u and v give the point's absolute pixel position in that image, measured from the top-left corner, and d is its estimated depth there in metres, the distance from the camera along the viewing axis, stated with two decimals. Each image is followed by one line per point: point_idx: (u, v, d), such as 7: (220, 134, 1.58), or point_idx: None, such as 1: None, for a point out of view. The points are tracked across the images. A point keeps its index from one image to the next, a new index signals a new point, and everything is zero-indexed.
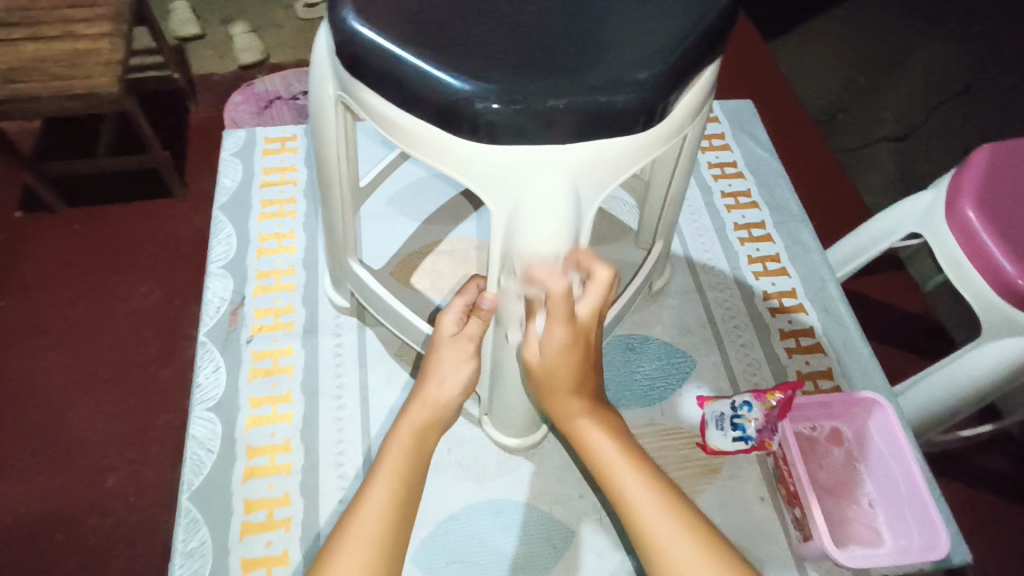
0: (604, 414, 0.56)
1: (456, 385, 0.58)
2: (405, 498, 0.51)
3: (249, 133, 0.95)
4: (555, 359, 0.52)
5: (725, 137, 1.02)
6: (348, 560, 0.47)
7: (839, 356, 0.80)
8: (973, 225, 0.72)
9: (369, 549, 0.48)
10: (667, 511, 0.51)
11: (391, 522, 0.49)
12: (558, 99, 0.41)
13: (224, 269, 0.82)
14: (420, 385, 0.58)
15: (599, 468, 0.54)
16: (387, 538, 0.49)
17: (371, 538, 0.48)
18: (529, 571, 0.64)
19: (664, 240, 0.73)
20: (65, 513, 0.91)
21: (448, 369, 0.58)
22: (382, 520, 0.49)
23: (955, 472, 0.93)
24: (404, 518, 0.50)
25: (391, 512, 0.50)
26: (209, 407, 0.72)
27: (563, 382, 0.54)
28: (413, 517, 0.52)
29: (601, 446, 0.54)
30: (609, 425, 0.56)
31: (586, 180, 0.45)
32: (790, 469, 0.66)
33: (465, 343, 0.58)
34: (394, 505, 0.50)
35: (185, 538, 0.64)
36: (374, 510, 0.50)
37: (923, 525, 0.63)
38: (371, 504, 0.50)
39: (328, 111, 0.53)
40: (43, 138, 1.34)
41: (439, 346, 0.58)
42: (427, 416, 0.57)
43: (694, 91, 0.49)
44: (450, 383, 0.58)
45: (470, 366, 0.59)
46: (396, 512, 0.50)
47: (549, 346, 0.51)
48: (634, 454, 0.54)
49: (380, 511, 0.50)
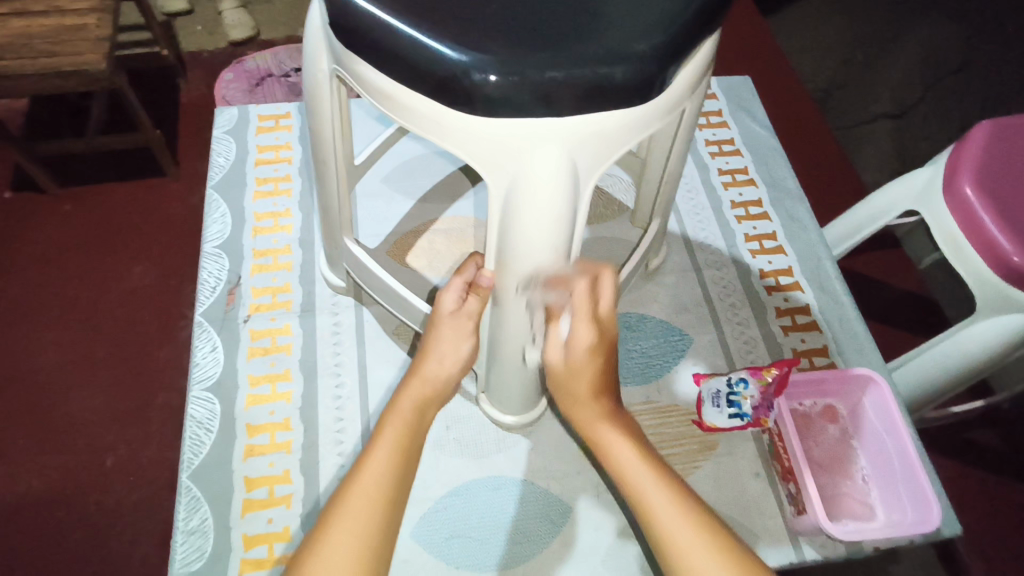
0: (634, 436, 0.58)
1: (456, 361, 0.59)
2: (399, 470, 0.52)
3: (242, 110, 0.94)
4: (580, 360, 0.58)
5: (723, 114, 1.01)
6: (345, 528, 0.48)
7: (834, 334, 0.80)
8: (970, 201, 0.72)
9: (365, 520, 0.48)
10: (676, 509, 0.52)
11: (389, 489, 0.50)
12: (557, 72, 0.41)
13: (219, 248, 0.81)
14: (419, 360, 0.59)
15: (615, 466, 0.57)
16: (383, 511, 0.49)
17: (366, 511, 0.49)
18: (527, 546, 0.65)
19: (661, 217, 0.73)
20: (65, 490, 0.92)
21: (447, 342, 0.59)
22: (380, 493, 0.50)
23: (946, 447, 0.95)
24: (401, 488, 0.51)
25: (389, 483, 0.51)
26: (207, 386, 0.72)
27: (589, 385, 0.58)
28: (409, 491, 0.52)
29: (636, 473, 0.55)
30: (643, 450, 0.57)
31: (585, 154, 0.45)
32: (786, 444, 0.67)
33: (465, 320, 0.58)
34: (391, 479, 0.51)
35: (186, 516, 0.64)
36: (372, 481, 0.50)
37: (918, 498, 0.64)
38: (367, 478, 0.50)
39: (323, 87, 0.52)
40: (31, 116, 1.32)
41: (438, 323, 0.58)
42: (425, 391, 0.58)
43: (694, 65, 0.48)
44: (448, 355, 0.59)
45: (469, 342, 0.59)
46: (393, 483, 0.51)
47: (575, 347, 0.58)
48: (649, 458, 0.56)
49: (378, 480, 0.50)
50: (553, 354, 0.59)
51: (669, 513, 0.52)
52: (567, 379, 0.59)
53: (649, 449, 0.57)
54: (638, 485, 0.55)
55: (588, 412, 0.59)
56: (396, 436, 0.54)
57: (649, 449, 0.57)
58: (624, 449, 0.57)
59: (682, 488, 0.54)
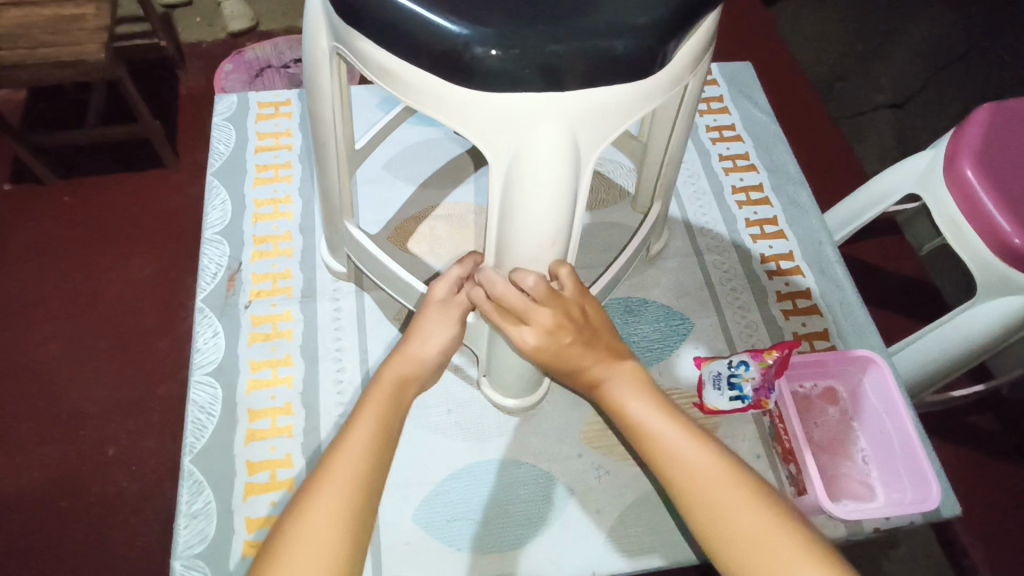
0: (647, 385, 0.55)
1: (438, 346, 0.59)
2: (381, 437, 0.51)
3: (242, 98, 0.93)
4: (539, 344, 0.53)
5: (723, 100, 1.00)
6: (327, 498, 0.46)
7: (835, 318, 0.80)
8: (971, 184, 0.72)
9: (347, 490, 0.47)
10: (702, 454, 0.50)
11: (370, 458, 0.49)
12: (558, 45, 0.41)
13: (220, 234, 0.81)
14: (404, 341, 0.59)
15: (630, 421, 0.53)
16: (366, 477, 0.48)
17: (348, 476, 0.48)
18: (528, 528, 0.66)
19: (662, 200, 0.72)
20: (67, 481, 0.92)
21: (427, 327, 0.58)
22: (363, 460, 0.49)
23: (946, 432, 0.95)
24: (382, 458, 0.50)
25: (370, 453, 0.49)
26: (209, 371, 0.72)
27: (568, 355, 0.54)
28: (389, 458, 0.51)
29: (657, 426, 0.52)
30: (662, 402, 0.54)
31: (586, 130, 0.45)
32: (786, 426, 0.67)
33: (453, 310, 0.59)
34: (374, 445, 0.50)
35: (189, 499, 0.64)
36: (352, 452, 0.49)
37: (917, 478, 0.65)
38: (351, 446, 0.49)
39: (322, 65, 0.51)
40: (30, 108, 1.32)
41: (426, 307, 0.59)
42: (406, 369, 0.57)
43: (695, 40, 0.48)
44: (427, 339, 0.58)
45: (453, 330, 0.59)
46: (376, 450, 0.50)
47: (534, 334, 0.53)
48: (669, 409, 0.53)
49: (360, 451, 0.49)
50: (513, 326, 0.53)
51: (697, 458, 0.49)
52: (547, 347, 0.53)
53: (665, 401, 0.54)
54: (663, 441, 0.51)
55: (593, 365, 0.55)
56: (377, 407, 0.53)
57: (668, 400, 0.54)
58: (640, 402, 0.53)
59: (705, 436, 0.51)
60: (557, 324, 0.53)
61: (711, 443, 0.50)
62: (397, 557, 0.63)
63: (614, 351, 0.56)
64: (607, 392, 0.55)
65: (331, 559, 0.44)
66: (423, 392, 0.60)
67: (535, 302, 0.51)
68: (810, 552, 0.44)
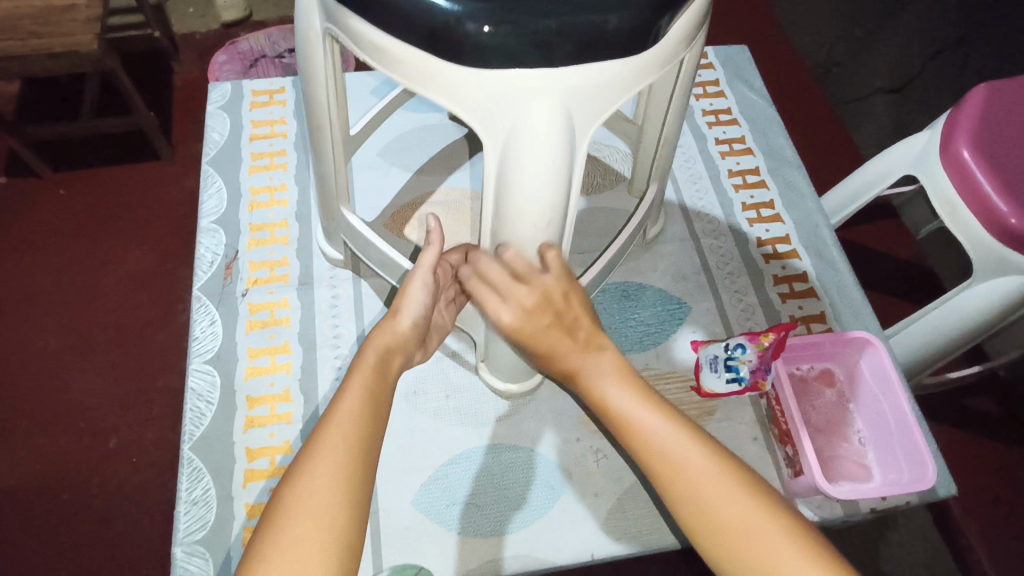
0: (627, 374, 0.51)
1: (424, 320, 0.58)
2: (373, 406, 0.50)
3: (235, 86, 0.93)
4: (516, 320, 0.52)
5: (719, 84, 1.00)
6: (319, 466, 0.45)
7: (832, 300, 0.80)
8: (968, 164, 0.72)
9: (341, 457, 0.46)
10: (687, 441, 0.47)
11: (363, 426, 0.48)
12: (550, 20, 0.41)
13: (216, 222, 0.81)
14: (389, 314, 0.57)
15: (607, 411, 0.50)
16: (360, 444, 0.47)
17: (341, 443, 0.46)
18: (527, 510, 0.66)
19: (658, 183, 0.72)
20: (68, 472, 0.93)
21: (406, 299, 0.57)
22: (355, 429, 0.48)
23: (944, 415, 0.95)
24: (375, 426, 0.49)
25: (364, 422, 0.48)
26: (207, 360, 0.72)
27: (546, 338, 0.52)
28: (383, 428, 0.50)
29: (639, 418, 0.48)
30: (645, 391, 0.50)
31: (580, 107, 0.45)
32: (783, 408, 0.67)
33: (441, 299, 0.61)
34: (365, 414, 0.49)
35: (189, 486, 0.65)
36: (345, 419, 0.48)
37: (913, 458, 0.65)
38: (342, 415, 0.48)
39: (316, 46, 0.51)
40: (23, 101, 1.31)
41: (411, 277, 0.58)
42: (387, 341, 0.55)
43: (689, 15, 0.47)
44: (408, 313, 0.57)
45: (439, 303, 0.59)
46: (367, 419, 0.49)
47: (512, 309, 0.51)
48: (650, 396, 0.49)
49: (352, 419, 0.48)
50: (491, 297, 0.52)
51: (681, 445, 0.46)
52: (526, 327, 0.52)
53: (644, 388, 0.50)
54: (645, 430, 0.47)
55: (565, 355, 0.52)
56: (365, 376, 0.52)
57: (651, 389, 0.50)
58: (621, 392, 0.50)
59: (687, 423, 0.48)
60: (538, 304, 0.51)
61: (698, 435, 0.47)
62: (397, 541, 0.64)
63: (591, 339, 0.53)
64: (585, 381, 0.51)
65: (326, 529, 0.43)
66: (407, 369, 0.58)
67: (516, 280, 0.51)
68: (801, 542, 0.43)
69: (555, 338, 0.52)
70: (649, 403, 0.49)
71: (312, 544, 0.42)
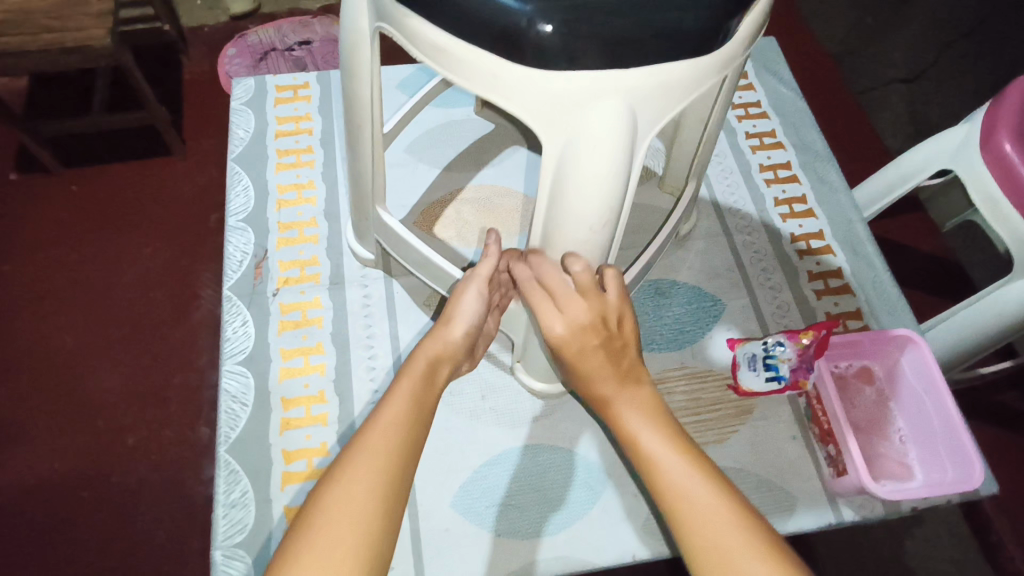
0: (658, 413, 0.51)
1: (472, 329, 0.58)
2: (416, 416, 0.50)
3: (259, 81, 0.91)
4: (570, 329, 0.51)
5: (748, 76, 0.99)
6: (360, 467, 0.45)
7: (867, 296, 0.80)
8: (1009, 158, 0.71)
9: (382, 459, 0.46)
10: (705, 483, 0.46)
11: (405, 430, 0.48)
12: (621, 21, 0.40)
13: (244, 221, 0.80)
14: (442, 322, 0.58)
15: (633, 447, 0.50)
16: (401, 449, 0.47)
17: (383, 448, 0.46)
18: (566, 511, 0.66)
19: (695, 181, 0.71)
20: (89, 471, 0.92)
21: (460, 309, 0.58)
22: (398, 433, 0.48)
23: (974, 409, 0.95)
24: (417, 434, 0.49)
25: (406, 428, 0.49)
26: (240, 360, 0.71)
27: (589, 357, 0.52)
28: (424, 438, 0.50)
29: (668, 462, 0.48)
30: (678, 438, 0.50)
31: (644, 107, 0.43)
32: (825, 407, 0.67)
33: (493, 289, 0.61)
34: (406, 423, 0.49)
35: (226, 489, 0.64)
36: (390, 424, 0.48)
37: (958, 457, 0.65)
38: (386, 419, 0.49)
39: (363, 45, 0.50)
40: (34, 96, 1.29)
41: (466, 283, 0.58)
42: (437, 352, 0.56)
43: (753, 15, 0.46)
44: (461, 322, 0.58)
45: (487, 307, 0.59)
46: (409, 426, 0.49)
47: (568, 321, 0.51)
48: (678, 440, 0.50)
49: (395, 424, 0.48)
50: (548, 304, 0.52)
51: (698, 488, 0.46)
52: (573, 344, 0.52)
53: (676, 430, 0.51)
54: (665, 471, 0.47)
55: (604, 383, 0.52)
56: (412, 383, 0.52)
57: (683, 435, 0.51)
58: (650, 432, 0.50)
59: (712, 468, 0.48)
60: (590, 324, 0.51)
61: (730, 491, 0.46)
62: (437, 543, 0.63)
63: (631, 372, 0.53)
64: (617, 415, 0.52)
65: (360, 531, 0.42)
66: (453, 379, 0.59)
67: (577, 293, 0.51)
68: None
69: (598, 361, 0.52)
70: (674, 444, 0.49)
71: (349, 545, 0.41)
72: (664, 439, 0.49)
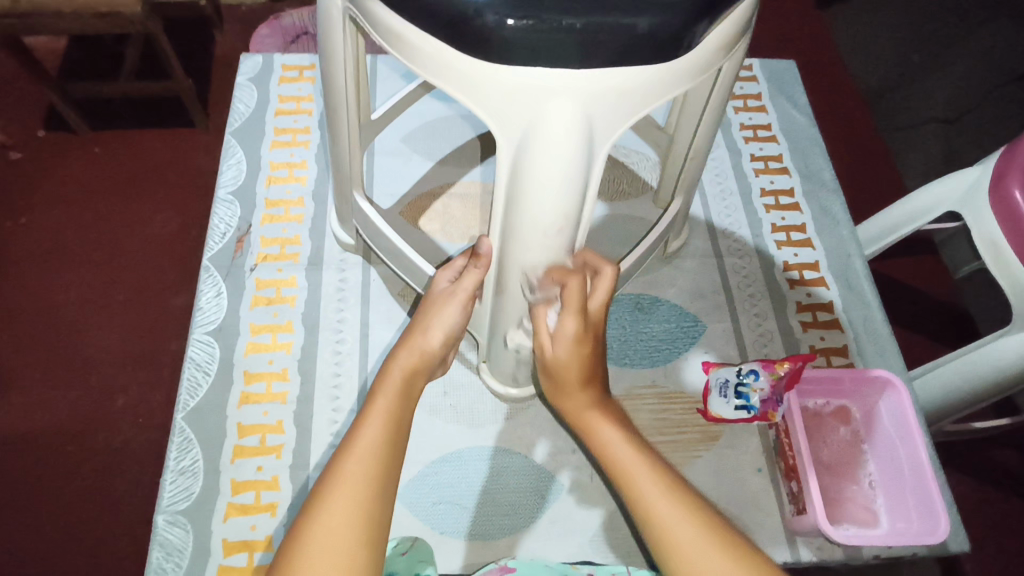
0: (628, 425, 0.53)
1: (443, 332, 0.58)
2: (380, 491, 0.46)
3: (267, 59, 0.92)
4: (572, 346, 0.53)
5: (762, 98, 0.96)
6: (340, 496, 0.45)
7: (857, 335, 0.77)
8: (1017, 206, 0.68)
9: (360, 487, 0.45)
10: (669, 491, 0.47)
11: (383, 452, 0.48)
12: (575, 18, 0.38)
13: (233, 195, 0.81)
14: (411, 331, 0.58)
15: (606, 458, 0.51)
16: (379, 475, 0.46)
17: (361, 474, 0.46)
18: (512, 517, 0.64)
19: (683, 196, 0.70)
20: (76, 427, 0.93)
21: (439, 318, 0.58)
22: (376, 458, 0.47)
23: (965, 463, 0.91)
24: (395, 456, 0.48)
25: (383, 450, 0.48)
26: (209, 331, 0.71)
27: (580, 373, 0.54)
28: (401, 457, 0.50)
29: (637, 470, 0.49)
30: (650, 454, 0.50)
31: (602, 110, 0.42)
32: (791, 442, 0.64)
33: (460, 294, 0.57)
34: (374, 502, 0.45)
35: (177, 456, 0.64)
36: (367, 448, 0.48)
37: (925, 508, 0.61)
38: (363, 443, 0.48)
39: (336, 26, 0.49)
40: (68, 58, 1.33)
41: (433, 300, 0.59)
42: (414, 362, 0.55)
43: (731, 21, 0.44)
44: (439, 331, 0.57)
45: (460, 314, 0.58)
46: (387, 447, 0.48)
47: (564, 338, 0.53)
48: (644, 450, 0.50)
49: (372, 447, 0.48)
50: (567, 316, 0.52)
51: (662, 498, 0.46)
52: (573, 359, 0.53)
53: (641, 440, 0.52)
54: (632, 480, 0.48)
55: (577, 396, 0.55)
56: (388, 400, 0.52)
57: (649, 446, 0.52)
58: (619, 442, 0.51)
59: (678, 476, 0.49)
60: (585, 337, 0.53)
61: (694, 500, 0.46)
62: None
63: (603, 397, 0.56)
64: (592, 430, 0.53)
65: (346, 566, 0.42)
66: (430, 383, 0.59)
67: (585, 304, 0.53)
68: None
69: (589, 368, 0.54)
70: (639, 453, 0.50)
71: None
72: (629, 445, 0.51)
